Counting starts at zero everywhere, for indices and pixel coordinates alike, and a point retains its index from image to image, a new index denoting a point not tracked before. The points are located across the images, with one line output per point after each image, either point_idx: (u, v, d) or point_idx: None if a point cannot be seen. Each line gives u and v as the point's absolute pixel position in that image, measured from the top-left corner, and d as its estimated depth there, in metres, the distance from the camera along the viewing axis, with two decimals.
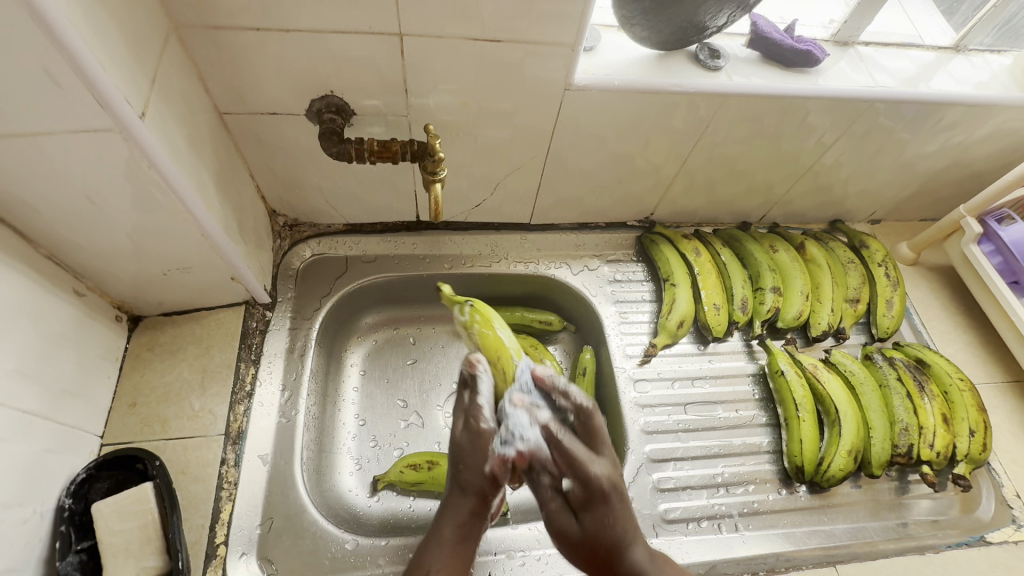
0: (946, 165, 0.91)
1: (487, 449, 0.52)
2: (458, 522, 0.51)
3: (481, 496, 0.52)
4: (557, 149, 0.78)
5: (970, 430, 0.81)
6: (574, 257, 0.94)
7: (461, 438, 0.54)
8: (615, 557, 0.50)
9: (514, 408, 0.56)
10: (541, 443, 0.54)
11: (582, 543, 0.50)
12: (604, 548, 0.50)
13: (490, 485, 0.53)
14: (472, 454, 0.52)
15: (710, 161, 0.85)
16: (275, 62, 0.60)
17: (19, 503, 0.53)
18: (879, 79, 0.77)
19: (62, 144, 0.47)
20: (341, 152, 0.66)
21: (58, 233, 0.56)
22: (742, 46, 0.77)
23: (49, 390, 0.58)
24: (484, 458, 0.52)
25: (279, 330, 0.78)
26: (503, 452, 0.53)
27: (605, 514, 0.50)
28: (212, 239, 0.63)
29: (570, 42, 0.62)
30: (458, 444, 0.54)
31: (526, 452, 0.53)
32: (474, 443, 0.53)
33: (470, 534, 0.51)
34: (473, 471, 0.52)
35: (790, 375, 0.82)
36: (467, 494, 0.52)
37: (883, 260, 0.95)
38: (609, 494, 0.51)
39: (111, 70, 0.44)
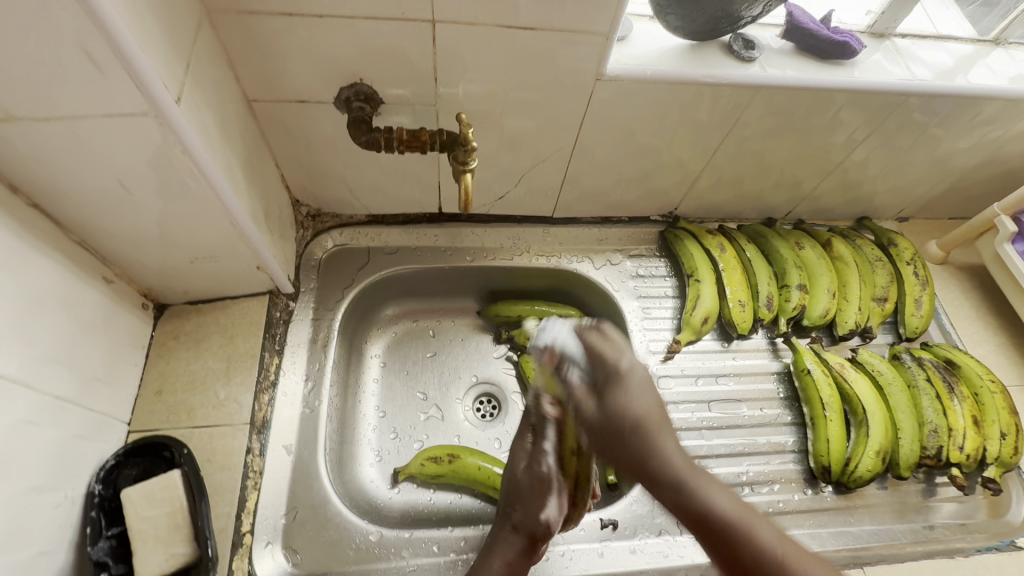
0: (980, 161, 0.89)
1: (545, 497, 0.64)
2: (507, 558, 0.60)
3: (533, 535, 0.62)
4: (585, 141, 0.77)
5: (1001, 432, 0.79)
6: (596, 252, 0.93)
7: (524, 483, 0.66)
8: (637, 437, 0.51)
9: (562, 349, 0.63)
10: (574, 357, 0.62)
11: (602, 429, 0.53)
12: (627, 428, 0.51)
13: (541, 527, 0.62)
14: (530, 498, 0.65)
15: (739, 155, 0.83)
16: (306, 49, 0.60)
17: (51, 487, 0.53)
18: (916, 72, 0.75)
19: (97, 129, 0.47)
20: (370, 141, 0.65)
21: (89, 219, 0.56)
22: (776, 37, 0.76)
23: (79, 375, 0.58)
24: (541, 507, 0.64)
25: (302, 321, 0.78)
26: (554, 505, 0.64)
27: (619, 396, 0.53)
28: (240, 227, 0.63)
29: (604, 31, 0.61)
30: (518, 485, 0.67)
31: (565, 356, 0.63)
32: (537, 496, 0.64)
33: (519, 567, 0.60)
34: (532, 518, 0.63)
35: (816, 373, 0.81)
36: (517, 535, 0.62)
37: (912, 258, 0.93)
38: (633, 426, 0.51)
39: (149, 53, 0.44)
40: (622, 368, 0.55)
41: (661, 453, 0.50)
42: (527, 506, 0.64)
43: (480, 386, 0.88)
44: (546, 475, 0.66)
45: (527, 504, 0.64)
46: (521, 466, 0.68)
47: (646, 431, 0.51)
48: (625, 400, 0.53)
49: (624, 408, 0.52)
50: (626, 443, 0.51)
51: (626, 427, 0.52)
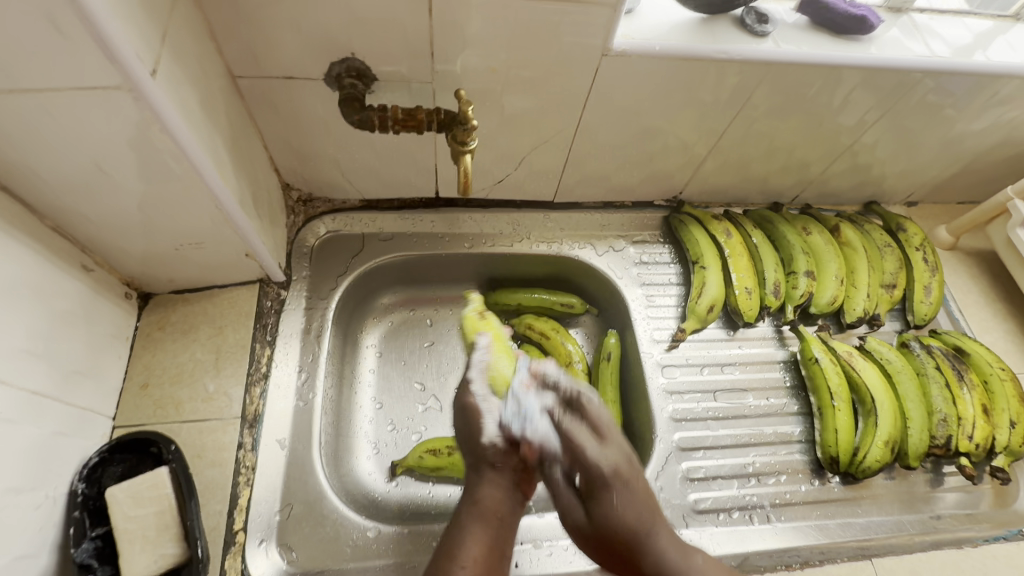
0: (994, 143, 0.87)
1: (480, 416, 0.53)
2: (475, 495, 0.48)
3: (486, 463, 0.50)
4: (588, 121, 0.73)
5: (1011, 421, 0.78)
6: (598, 238, 0.90)
7: (461, 421, 0.54)
8: (633, 555, 0.45)
9: (523, 390, 0.54)
10: (548, 433, 0.50)
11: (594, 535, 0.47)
12: (617, 539, 0.46)
13: (490, 451, 0.51)
14: (465, 426, 0.53)
15: (748, 137, 0.80)
16: (293, 20, 0.56)
17: (31, 487, 0.50)
18: (935, 48, 0.72)
19: (66, 105, 0.43)
20: (363, 121, 0.62)
21: (64, 203, 0.52)
22: (790, 11, 0.72)
23: (56, 368, 0.55)
24: (479, 428, 0.52)
25: (294, 310, 0.75)
26: (492, 422, 0.52)
27: (611, 504, 0.46)
28: (226, 212, 0.59)
29: (612, 2, 0.57)
30: (460, 424, 0.54)
31: (534, 440, 0.50)
32: (471, 418, 0.53)
33: (492, 505, 0.48)
34: (473, 443, 0.52)
35: (824, 362, 0.79)
36: (478, 470, 0.50)
37: (921, 244, 0.91)
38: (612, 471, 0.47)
39: (121, 20, 0.40)
40: (584, 396, 0.52)
41: (654, 549, 0.45)
42: (467, 440, 0.53)
43: None
44: (473, 404, 0.54)
45: (469, 438, 0.53)
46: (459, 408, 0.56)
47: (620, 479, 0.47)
48: (624, 501, 0.46)
49: (614, 513, 0.46)
50: (611, 493, 0.46)
51: (605, 474, 0.47)
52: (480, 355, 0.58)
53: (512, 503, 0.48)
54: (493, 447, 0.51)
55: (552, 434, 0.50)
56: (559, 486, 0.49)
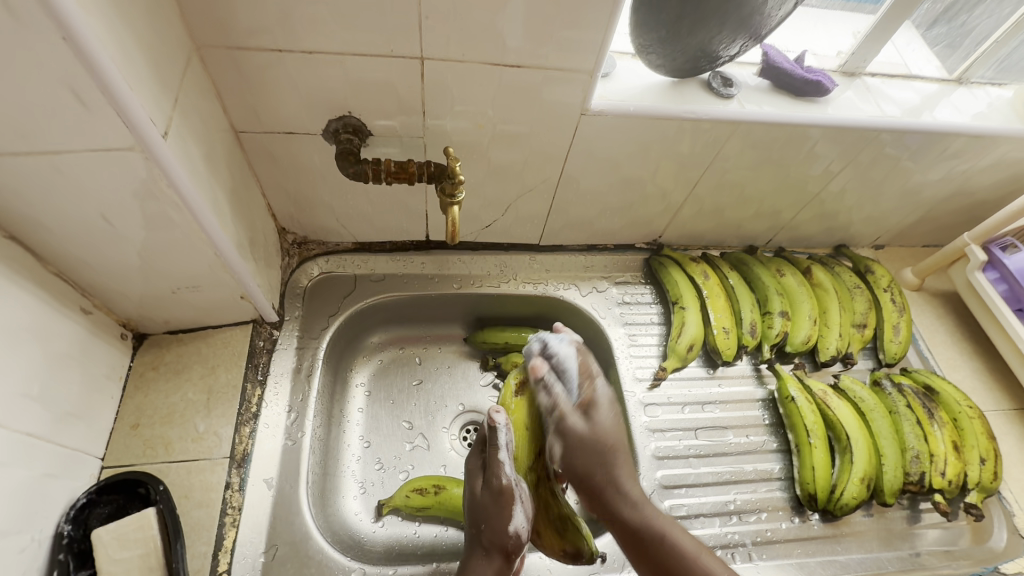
0: (949, 193, 0.93)
1: (509, 510, 0.62)
2: None
3: (505, 550, 0.61)
4: (570, 172, 0.78)
5: (981, 457, 0.80)
6: (582, 279, 0.93)
7: (488, 504, 0.63)
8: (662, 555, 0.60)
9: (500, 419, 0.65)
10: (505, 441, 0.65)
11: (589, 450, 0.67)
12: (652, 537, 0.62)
13: (512, 540, 0.61)
14: (493, 514, 0.62)
15: (720, 186, 0.86)
16: (295, 83, 0.61)
17: (17, 530, 0.51)
18: (886, 109, 0.79)
19: (80, 164, 0.46)
20: (358, 172, 0.66)
21: (69, 250, 0.55)
22: (753, 75, 0.79)
23: (52, 410, 0.56)
24: (507, 518, 0.61)
25: (286, 350, 0.76)
26: (519, 513, 0.62)
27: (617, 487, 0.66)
28: (225, 258, 0.62)
29: (588, 68, 0.63)
30: (481, 506, 0.63)
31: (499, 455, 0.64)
32: (500, 512, 0.62)
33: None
34: (499, 534, 0.61)
35: (800, 401, 0.82)
36: (491, 555, 0.61)
37: (888, 286, 0.96)
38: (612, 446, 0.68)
39: (137, 90, 0.44)
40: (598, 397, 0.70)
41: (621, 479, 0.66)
42: (488, 523, 0.62)
43: (466, 415, 0.87)
44: (504, 489, 0.63)
45: (495, 522, 0.61)
46: (479, 487, 0.65)
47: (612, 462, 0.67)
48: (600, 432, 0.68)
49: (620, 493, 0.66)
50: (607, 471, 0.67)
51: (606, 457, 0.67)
52: (504, 437, 0.65)
53: None
54: (514, 536, 0.61)
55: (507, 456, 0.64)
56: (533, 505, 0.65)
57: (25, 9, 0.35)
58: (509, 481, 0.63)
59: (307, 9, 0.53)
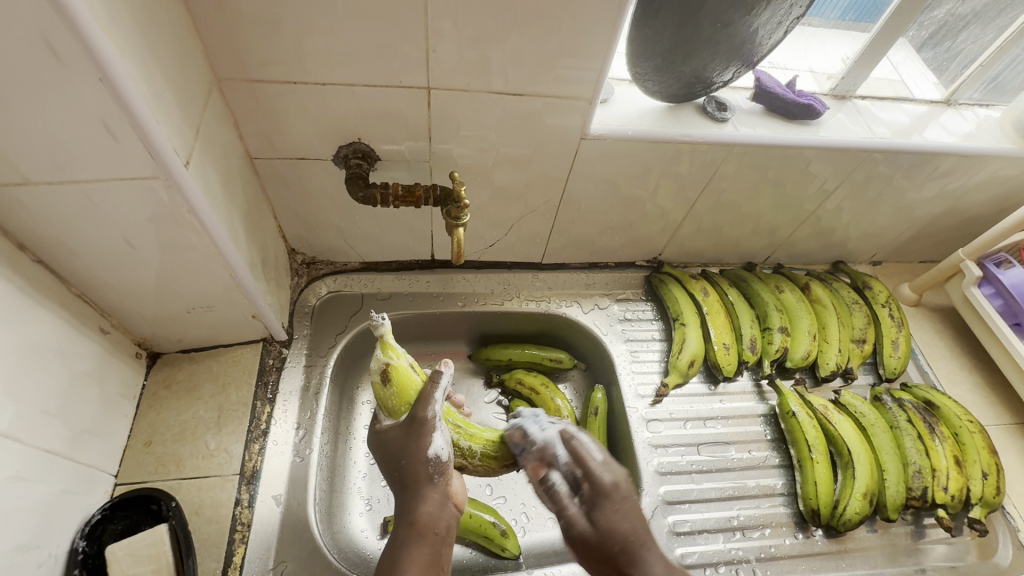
0: (943, 210, 0.95)
1: (427, 437, 0.53)
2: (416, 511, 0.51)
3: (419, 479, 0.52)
4: (571, 193, 0.81)
5: (983, 472, 0.81)
6: (584, 297, 0.95)
7: (400, 437, 0.54)
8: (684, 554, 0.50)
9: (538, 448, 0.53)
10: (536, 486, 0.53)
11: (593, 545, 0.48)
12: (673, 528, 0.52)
13: (433, 464, 0.53)
14: (405, 439, 0.53)
15: (718, 205, 0.88)
16: (308, 112, 0.64)
17: (36, 545, 0.52)
18: (876, 130, 0.81)
19: (108, 192, 0.49)
20: (366, 197, 0.68)
21: (92, 273, 0.58)
22: (746, 99, 0.82)
23: (71, 428, 0.58)
24: (427, 445, 0.53)
25: (294, 368, 0.78)
26: (440, 436, 0.53)
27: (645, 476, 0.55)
28: (239, 279, 0.64)
29: (587, 96, 0.66)
30: (390, 444, 0.55)
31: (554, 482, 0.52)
32: (417, 439, 0.53)
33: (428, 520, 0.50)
34: (416, 459, 0.53)
35: (801, 416, 0.82)
36: (424, 484, 0.52)
37: (886, 301, 0.97)
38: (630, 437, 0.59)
39: (164, 123, 0.47)
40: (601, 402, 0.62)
41: (646, 563, 0.47)
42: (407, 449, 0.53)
43: None
44: (428, 420, 0.53)
45: (410, 453, 0.53)
46: (397, 426, 0.55)
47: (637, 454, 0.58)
48: (620, 516, 0.49)
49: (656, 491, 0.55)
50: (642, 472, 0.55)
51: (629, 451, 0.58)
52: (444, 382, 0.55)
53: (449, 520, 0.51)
54: (433, 461, 0.53)
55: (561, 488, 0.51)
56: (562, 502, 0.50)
57: (68, 52, 0.38)
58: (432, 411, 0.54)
59: (321, 44, 0.56)
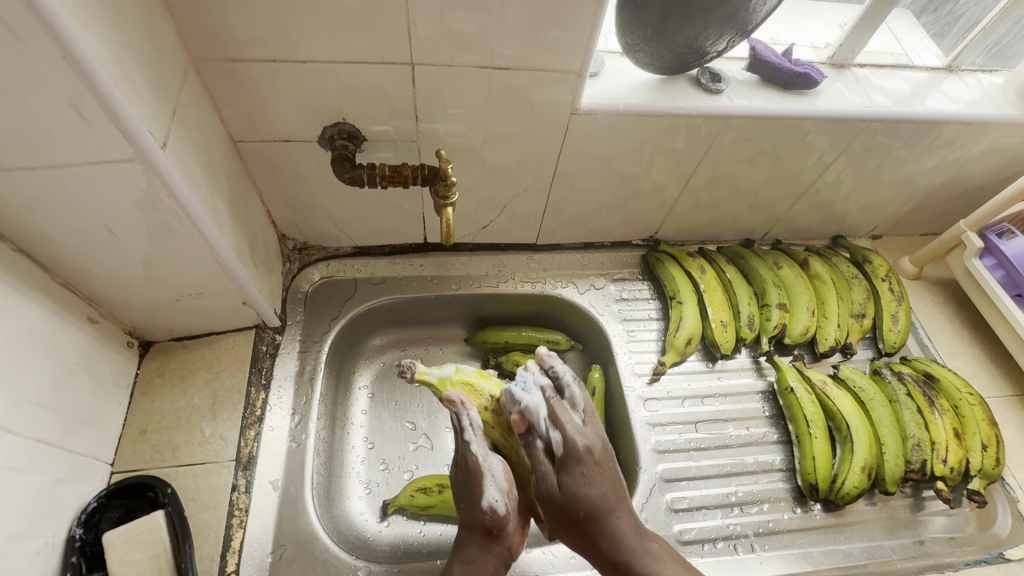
0: (944, 180, 0.93)
1: (480, 483, 0.58)
2: (468, 559, 0.58)
3: (484, 525, 0.59)
4: (564, 171, 0.79)
5: (982, 444, 0.80)
6: (580, 277, 0.94)
7: (461, 480, 0.60)
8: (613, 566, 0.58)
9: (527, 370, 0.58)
10: (539, 405, 0.55)
11: (563, 508, 0.57)
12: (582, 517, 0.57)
13: (489, 516, 0.58)
14: (467, 488, 0.59)
15: (714, 181, 0.86)
16: (289, 92, 0.62)
17: (31, 534, 0.53)
18: (875, 99, 0.79)
19: (84, 177, 0.48)
20: (353, 178, 0.67)
21: (76, 261, 0.57)
22: (741, 70, 0.80)
23: (63, 418, 0.58)
24: (480, 494, 0.58)
25: (288, 354, 0.77)
26: (493, 489, 0.58)
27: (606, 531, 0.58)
28: (226, 265, 0.64)
29: (576, 69, 0.64)
30: (459, 486, 0.60)
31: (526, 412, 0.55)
32: (472, 487, 0.58)
33: (485, 567, 0.58)
34: (477, 512, 0.59)
35: (799, 392, 0.82)
36: (473, 531, 0.59)
37: (886, 275, 0.96)
38: (588, 512, 0.57)
39: (135, 103, 0.45)
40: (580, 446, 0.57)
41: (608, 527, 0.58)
42: (468, 497, 0.59)
43: None
44: (475, 466, 0.58)
45: (470, 498, 0.59)
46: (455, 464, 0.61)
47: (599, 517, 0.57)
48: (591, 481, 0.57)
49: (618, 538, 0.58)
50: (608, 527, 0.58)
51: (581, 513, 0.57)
52: (469, 421, 0.57)
53: (497, 566, 0.58)
54: (491, 511, 0.58)
55: (541, 408, 0.55)
56: (538, 454, 0.56)
57: (28, 30, 0.37)
58: (479, 456, 0.58)
59: (299, 20, 0.55)
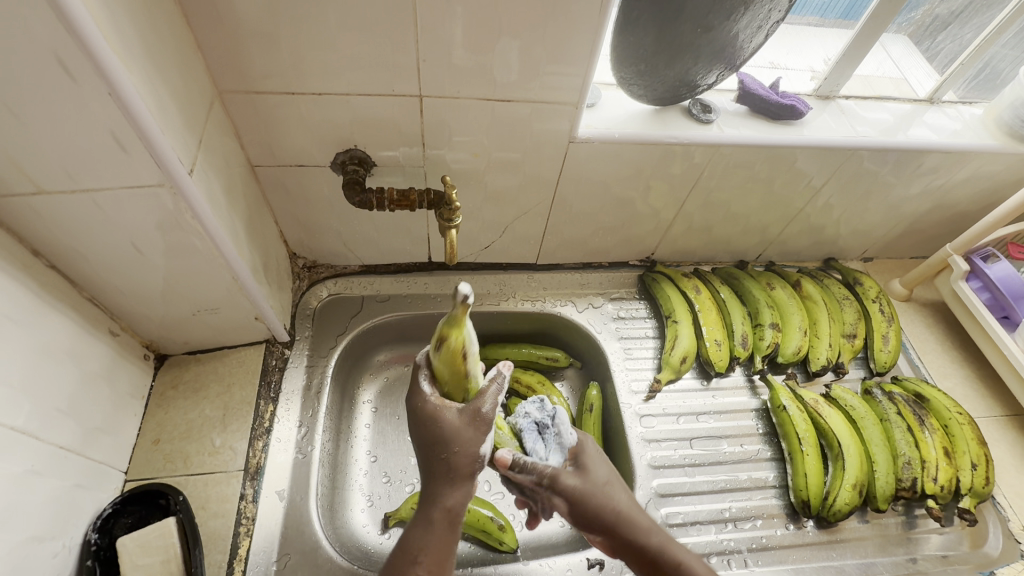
0: (931, 206, 0.96)
1: (440, 426, 0.54)
2: (442, 504, 0.53)
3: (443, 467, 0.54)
4: (563, 194, 0.83)
5: (972, 463, 0.82)
6: (578, 296, 0.97)
7: (416, 426, 0.55)
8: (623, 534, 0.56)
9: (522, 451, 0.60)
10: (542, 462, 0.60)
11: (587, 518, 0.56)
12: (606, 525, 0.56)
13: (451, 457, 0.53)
14: (421, 429, 0.55)
15: (708, 205, 0.90)
16: (306, 122, 0.67)
17: (51, 537, 0.55)
18: (860, 129, 0.83)
19: (117, 200, 0.52)
20: (363, 201, 0.71)
21: (101, 278, 0.61)
22: (731, 101, 0.84)
23: (82, 425, 0.61)
24: (437, 437, 0.54)
25: (297, 368, 0.80)
26: (450, 427, 0.54)
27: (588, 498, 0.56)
28: (242, 282, 0.67)
29: (574, 101, 0.69)
30: (414, 434, 0.55)
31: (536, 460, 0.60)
32: (433, 426, 0.54)
33: (455, 509, 0.53)
34: (438, 451, 0.54)
35: (792, 410, 0.84)
36: (446, 477, 0.54)
37: (877, 297, 0.99)
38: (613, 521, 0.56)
39: (168, 133, 0.50)
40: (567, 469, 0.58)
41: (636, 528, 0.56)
42: (422, 440, 0.55)
43: None
44: (435, 409, 0.54)
45: (431, 438, 0.54)
46: (410, 419, 0.56)
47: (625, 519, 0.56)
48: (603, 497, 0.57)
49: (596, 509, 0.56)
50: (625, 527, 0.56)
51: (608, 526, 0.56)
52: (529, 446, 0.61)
53: (467, 506, 0.54)
54: (453, 453, 0.54)
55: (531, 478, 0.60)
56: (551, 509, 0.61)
57: (80, 69, 0.42)
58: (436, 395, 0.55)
59: (317, 56, 0.59)
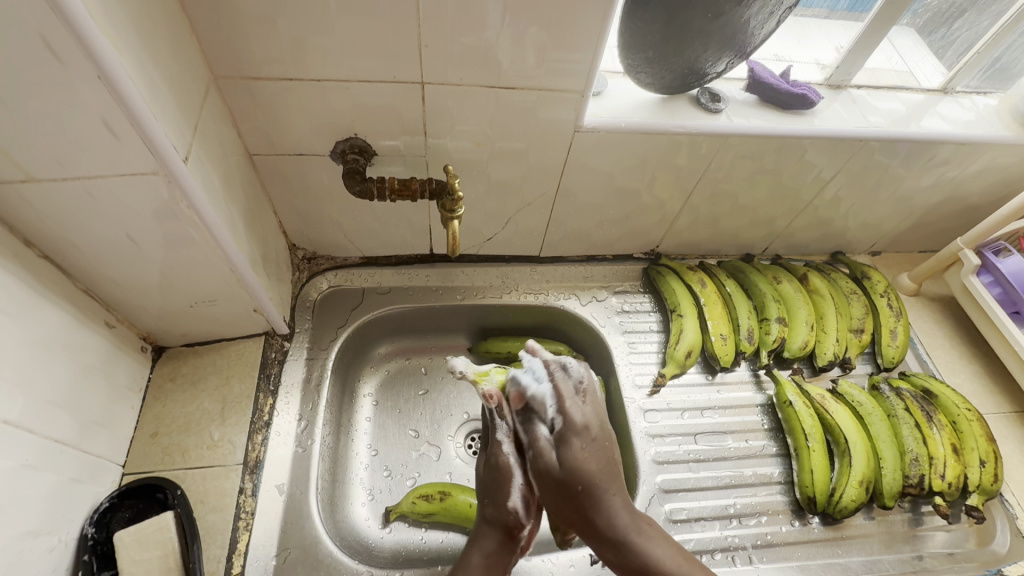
0: (942, 198, 0.95)
1: (509, 487, 0.62)
2: (485, 552, 0.61)
3: (503, 524, 0.62)
4: (567, 185, 0.81)
5: (981, 460, 0.81)
6: (582, 289, 0.96)
7: (487, 479, 0.64)
8: (589, 501, 0.59)
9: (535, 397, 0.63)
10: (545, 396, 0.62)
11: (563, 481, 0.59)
12: (579, 487, 0.59)
13: (511, 515, 0.62)
14: (493, 489, 0.63)
15: (714, 197, 0.88)
16: (304, 109, 0.65)
17: (47, 531, 0.55)
18: (872, 120, 0.81)
19: (110, 188, 0.51)
20: (363, 190, 0.70)
21: (96, 269, 0.59)
22: (740, 90, 0.82)
23: (78, 419, 0.60)
24: (507, 495, 0.62)
25: (296, 361, 0.79)
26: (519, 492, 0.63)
27: (575, 449, 0.60)
28: (239, 273, 0.66)
29: (580, 89, 0.67)
30: (485, 485, 0.64)
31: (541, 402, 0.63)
32: (502, 486, 0.63)
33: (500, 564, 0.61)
34: (498, 508, 0.62)
35: (798, 405, 0.83)
36: (491, 527, 0.62)
37: (885, 291, 0.97)
38: (585, 486, 0.59)
39: (161, 119, 0.48)
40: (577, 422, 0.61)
41: (605, 504, 0.59)
42: (490, 497, 0.63)
43: (470, 423, 0.89)
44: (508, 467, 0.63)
45: (494, 496, 0.63)
46: (484, 469, 0.65)
47: (595, 487, 0.59)
48: (589, 453, 0.60)
49: (577, 458, 0.60)
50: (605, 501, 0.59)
51: (581, 485, 0.59)
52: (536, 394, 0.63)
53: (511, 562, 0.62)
54: (515, 513, 0.62)
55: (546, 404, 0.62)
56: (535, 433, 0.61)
57: (67, 51, 0.40)
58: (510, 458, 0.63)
59: (315, 41, 0.57)
